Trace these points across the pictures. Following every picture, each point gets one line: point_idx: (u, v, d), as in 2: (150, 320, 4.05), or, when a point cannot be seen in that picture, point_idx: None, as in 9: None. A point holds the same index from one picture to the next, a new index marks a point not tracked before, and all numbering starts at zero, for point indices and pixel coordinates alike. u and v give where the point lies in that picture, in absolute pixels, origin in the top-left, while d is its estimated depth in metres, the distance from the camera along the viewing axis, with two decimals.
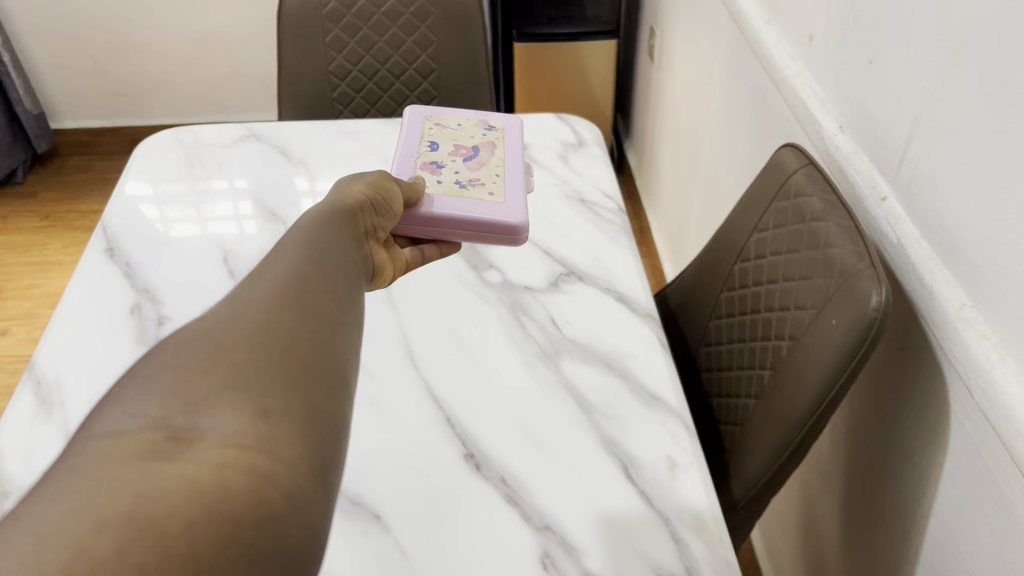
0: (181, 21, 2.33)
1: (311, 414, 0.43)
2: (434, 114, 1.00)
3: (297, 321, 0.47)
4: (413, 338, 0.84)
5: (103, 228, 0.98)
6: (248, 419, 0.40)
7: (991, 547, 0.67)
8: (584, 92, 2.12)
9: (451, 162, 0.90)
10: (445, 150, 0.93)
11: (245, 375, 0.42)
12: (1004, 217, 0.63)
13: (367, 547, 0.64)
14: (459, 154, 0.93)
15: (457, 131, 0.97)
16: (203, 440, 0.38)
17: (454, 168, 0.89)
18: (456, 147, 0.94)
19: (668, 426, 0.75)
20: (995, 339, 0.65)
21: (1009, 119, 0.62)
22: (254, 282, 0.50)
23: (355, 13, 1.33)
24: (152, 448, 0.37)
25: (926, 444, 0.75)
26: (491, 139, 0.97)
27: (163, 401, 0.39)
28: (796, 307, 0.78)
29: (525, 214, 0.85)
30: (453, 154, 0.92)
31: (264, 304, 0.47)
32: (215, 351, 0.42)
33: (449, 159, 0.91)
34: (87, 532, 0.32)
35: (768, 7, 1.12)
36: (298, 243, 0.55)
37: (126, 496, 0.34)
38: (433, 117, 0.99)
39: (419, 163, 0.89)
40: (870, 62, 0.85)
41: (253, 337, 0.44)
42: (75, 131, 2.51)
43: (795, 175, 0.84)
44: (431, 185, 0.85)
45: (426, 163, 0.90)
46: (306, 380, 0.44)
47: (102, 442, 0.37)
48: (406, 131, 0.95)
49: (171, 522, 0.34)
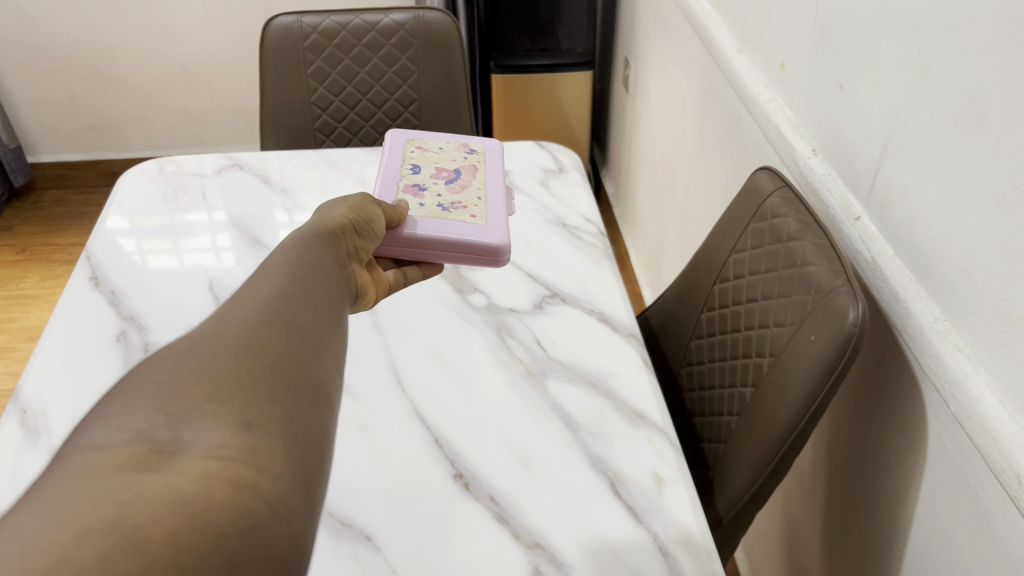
0: (159, 55, 2.35)
1: (294, 428, 0.44)
2: (415, 137, 1.01)
3: (281, 340, 0.48)
4: (400, 361, 0.85)
5: (85, 258, 0.99)
6: (231, 431, 0.41)
7: (971, 555, 0.68)
8: (560, 121, 2.15)
9: (433, 185, 0.92)
10: (427, 172, 0.94)
11: (225, 389, 0.42)
12: (973, 234, 0.66)
13: (357, 567, 0.65)
14: (440, 176, 0.94)
15: (439, 154, 0.99)
16: (186, 453, 0.39)
17: (435, 189, 0.91)
18: (438, 170, 0.95)
19: (653, 443, 0.77)
20: (969, 352, 0.67)
21: (974, 139, 0.65)
22: (238, 299, 0.51)
23: (336, 44, 1.35)
24: (136, 461, 0.38)
25: (904, 457, 0.77)
26: (472, 161, 0.99)
27: (146, 414, 0.40)
28: (775, 325, 0.80)
29: (507, 236, 0.87)
30: (435, 176, 0.94)
31: (249, 319, 0.48)
32: (195, 367, 0.43)
33: (430, 181, 0.92)
34: (71, 538, 0.33)
35: (740, 36, 1.15)
36: (281, 264, 0.56)
37: (109, 505, 0.35)
38: (415, 139, 1.01)
39: (402, 186, 0.90)
40: (840, 87, 0.88)
41: (236, 355, 0.44)
42: (51, 165, 2.49)
43: (771, 197, 0.86)
44: (413, 207, 0.86)
45: (408, 185, 0.91)
46: (291, 394, 0.45)
47: (86, 454, 0.37)
48: (389, 153, 0.97)
49: (154, 530, 0.35)
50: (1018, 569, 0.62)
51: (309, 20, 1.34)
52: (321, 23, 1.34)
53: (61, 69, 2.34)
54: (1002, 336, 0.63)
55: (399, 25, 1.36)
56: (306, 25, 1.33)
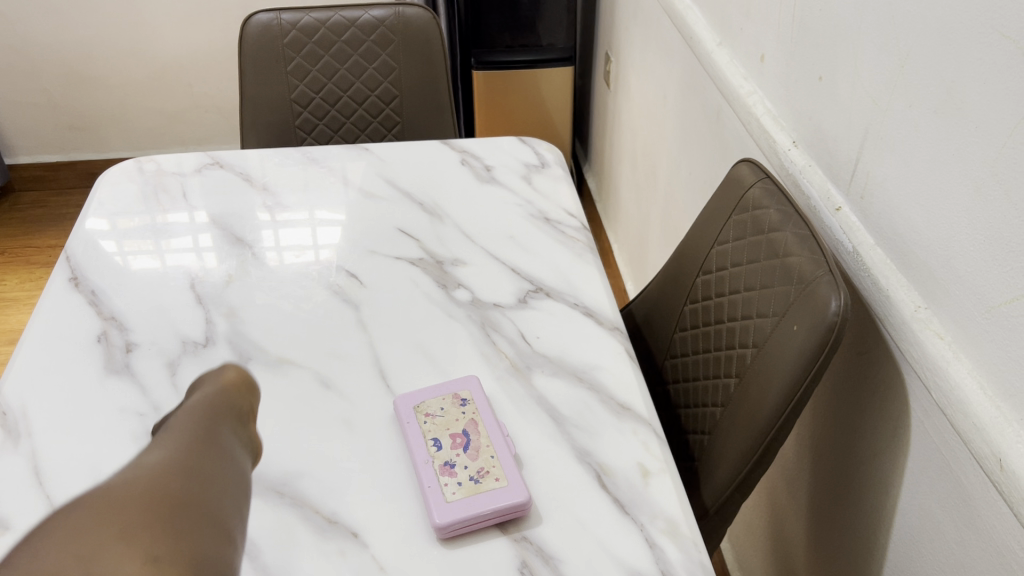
0: (137, 54, 2.33)
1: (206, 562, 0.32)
2: (412, 402, 0.78)
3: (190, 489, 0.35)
4: (384, 357, 0.85)
5: (64, 258, 0.98)
6: (141, 571, 0.29)
7: (954, 541, 0.69)
8: (542, 117, 2.15)
9: (455, 457, 0.72)
10: (439, 441, 0.74)
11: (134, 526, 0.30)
12: (953, 221, 0.67)
13: (345, 565, 0.65)
14: (455, 440, 0.74)
15: (438, 426, 0.75)
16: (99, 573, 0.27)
17: (456, 450, 0.73)
18: (452, 449, 0.73)
19: (638, 434, 0.77)
20: (949, 339, 0.68)
21: (953, 127, 0.66)
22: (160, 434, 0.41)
23: (316, 41, 1.35)
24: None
25: (887, 445, 0.78)
26: (470, 423, 0.75)
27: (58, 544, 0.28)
28: (758, 315, 0.80)
29: (529, 492, 0.69)
30: (448, 438, 0.74)
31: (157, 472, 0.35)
32: (93, 500, 0.31)
33: (448, 444, 0.73)
34: None
35: (719, 29, 1.16)
36: (185, 424, 0.42)
37: None
38: (418, 413, 0.77)
39: (427, 466, 0.71)
40: (819, 78, 0.88)
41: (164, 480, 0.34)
42: (29, 166, 2.46)
43: (752, 189, 0.87)
44: (450, 493, 0.68)
45: (437, 464, 0.71)
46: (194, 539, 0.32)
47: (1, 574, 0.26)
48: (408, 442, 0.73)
49: None
50: (1001, 553, 0.63)
51: (288, 17, 1.33)
52: (300, 20, 1.33)
53: (39, 69, 2.32)
54: (982, 322, 0.64)
55: (379, 22, 1.36)
56: (285, 22, 1.33)
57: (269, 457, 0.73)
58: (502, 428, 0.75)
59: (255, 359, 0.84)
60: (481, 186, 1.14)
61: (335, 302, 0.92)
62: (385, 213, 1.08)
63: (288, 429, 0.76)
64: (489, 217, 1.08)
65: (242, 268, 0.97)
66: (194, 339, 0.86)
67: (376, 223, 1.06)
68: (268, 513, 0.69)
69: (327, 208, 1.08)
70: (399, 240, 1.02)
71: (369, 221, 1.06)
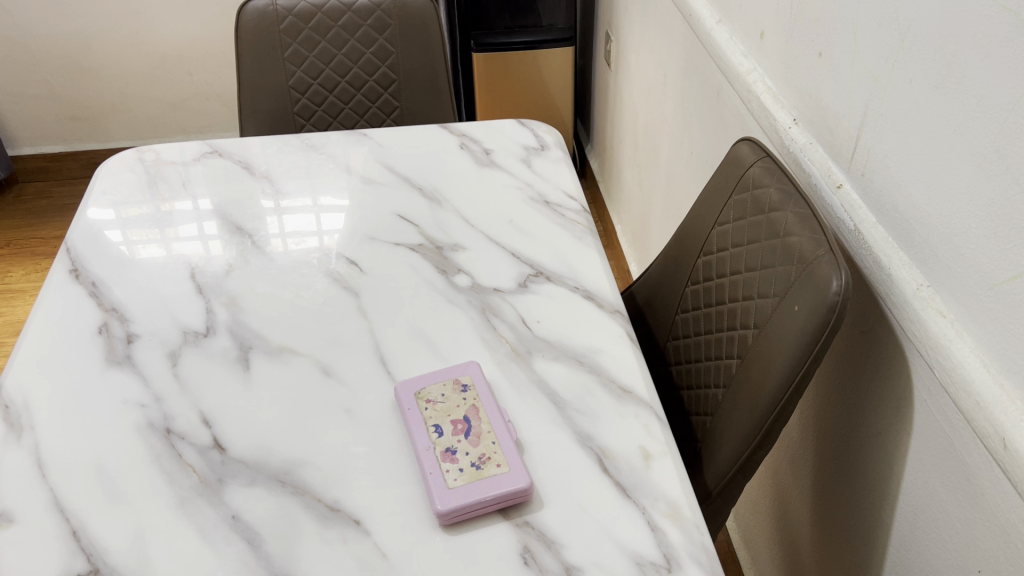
0: (136, 43, 2.33)
1: None
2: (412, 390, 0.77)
3: None
4: (385, 345, 0.84)
5: (66, 250, 0.98)
6: None
7: (959, 521, 0.69)
8: (545, 98, 2.14)
9: (457, 444, 0.72)
10: (440, 428, 0.74)
11: None
12: (955, 197, 0.66)
13: (347, 553, 0.65)
14: (456, 426, 0.74)
15: (441, 411, 0.75)
16: None
17: (457, 436, 0.73)
18: (454, 436, 0.73)
19: (639, 417, 0.77)
20: (952, 317, 0.67)
21: (953, 102, 0.65)
22: None
23: (312, 26, 1.34)
24: None
25: (891, 424, 0.77)
26: (472, 408, 0.75)
27: None
28: (759, 296, 0.80)
29: (530, 477, 0.69)
30: (449, 424, 0.74)
31: None
32: None
33: (449, 430, 0.73)
34: None
35: (718, 7, 1.14)
36: None
37: None
38: (421, 399, 0.76)
39: (429, 453, 0.71)
40: (819, 54, 0.87)
41: None
42: (31, 157, 2.47)
43: (752, 168, 0.86)
44: (451, 479, 0.68)
45: (440, 452, 0.71)
46: None
47: None
48: (413, 429, 0.73)
49: None
50: (1005, 532, 0.63)
51: (285, 3, 1.33)
52: (297, 5, 1.33)
53: (38, 62, 2.32)
54: (985, 300, 0.63)
55: (375, 6, 1.35)
56: (281, 8, 1.33)
57: (270, 446, 0.74)
58: (504, 414, 0.75)
59: (257, 348, 0.84)
60: (480, 170, 1.13)
61: (336, 290, 0.92)
62: (383, 199, 1.07)
63: (289, 418, 0.76)
64: (490, 201, 1.07)
65: (243, 258, 0.97)
66: (195, 329, 0.87)
67: (375, 209, 1.05)
68: (270, 503, 0.69)
69: (329, 194, 1.08)
70: (399, 226, 1.02)
71: (368, 207, 1.06)
